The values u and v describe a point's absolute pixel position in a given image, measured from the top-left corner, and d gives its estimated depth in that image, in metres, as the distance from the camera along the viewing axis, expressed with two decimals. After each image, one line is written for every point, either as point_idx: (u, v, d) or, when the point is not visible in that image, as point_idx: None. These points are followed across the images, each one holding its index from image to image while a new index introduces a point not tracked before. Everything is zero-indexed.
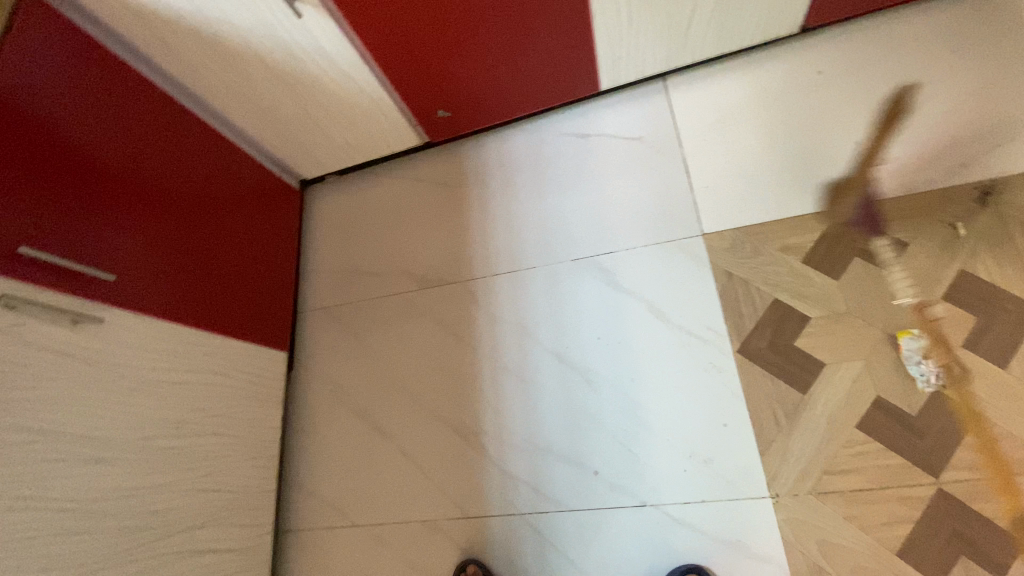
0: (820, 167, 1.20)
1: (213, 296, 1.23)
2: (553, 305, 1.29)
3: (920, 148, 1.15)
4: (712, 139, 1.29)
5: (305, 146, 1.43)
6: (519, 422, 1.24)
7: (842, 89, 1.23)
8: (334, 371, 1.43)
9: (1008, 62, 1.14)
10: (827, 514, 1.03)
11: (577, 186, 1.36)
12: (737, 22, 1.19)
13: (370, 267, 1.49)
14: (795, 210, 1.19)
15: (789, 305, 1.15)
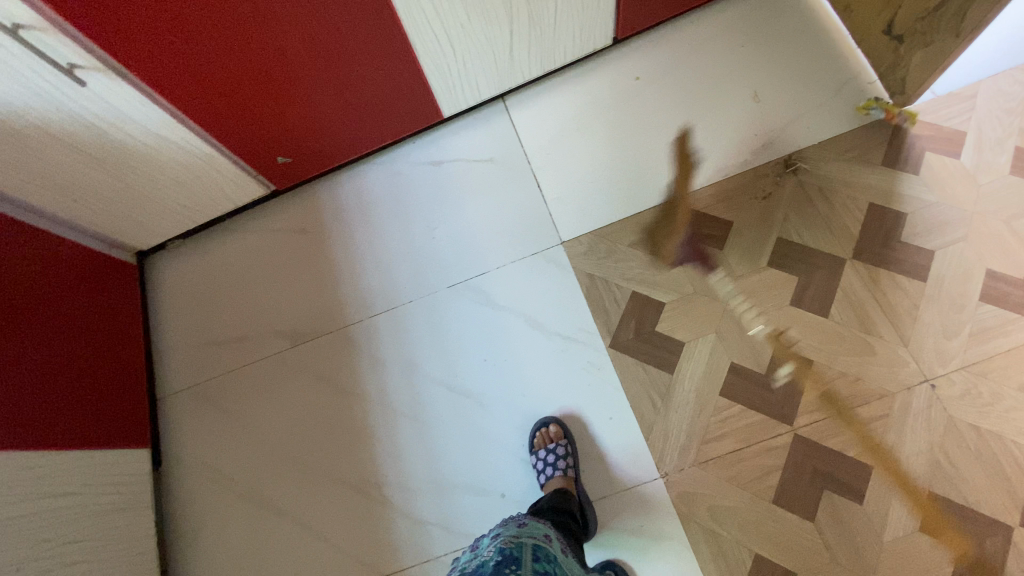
0: (650, 161, 1.37)
1: (49, 405, 1.12)
2: (436, 337, 1.33)
3: (725, 135, 1.35)
4: (556, 153, 1.41)
5: (154, 223, 1.36)
6: (421, 464, 1.25)
7: (656, 90, 1.41)
8: (206, 456, 1.34)
9: (773, 57, 1.39)
10: (708, 479, 1.16)
11: (440, 216, 1.41)
12: (554, 42, 1.31)
13: (235, 337, 1.41)
14: (637, 203, 1.35)
15: (645, 295, 1.28)
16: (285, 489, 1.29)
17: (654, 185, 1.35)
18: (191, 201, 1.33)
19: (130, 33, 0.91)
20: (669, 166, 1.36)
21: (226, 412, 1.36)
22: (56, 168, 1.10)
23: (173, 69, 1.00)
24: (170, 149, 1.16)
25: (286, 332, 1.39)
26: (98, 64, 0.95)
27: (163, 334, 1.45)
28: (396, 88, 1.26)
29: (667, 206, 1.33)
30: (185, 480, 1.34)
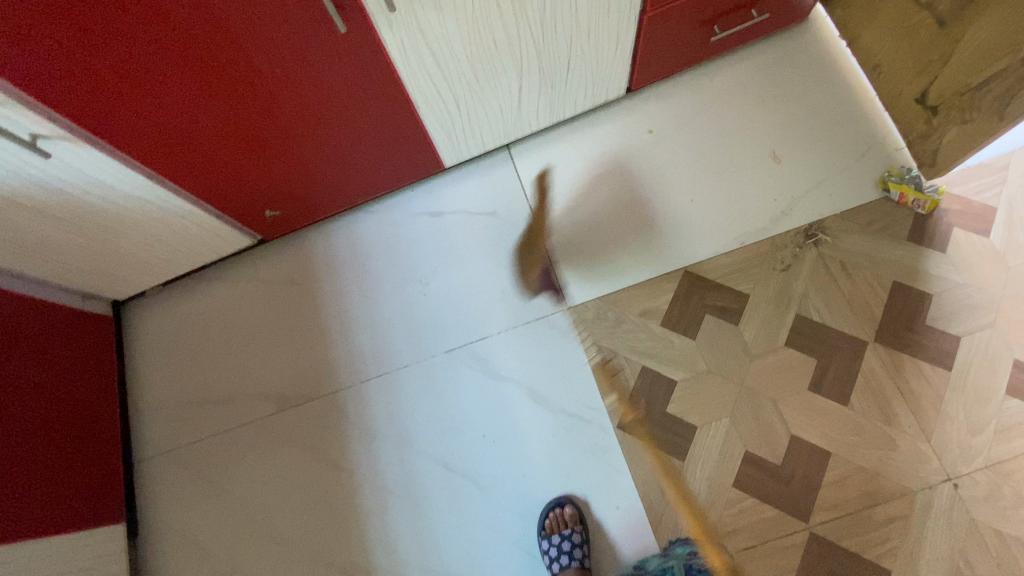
0: (869, 163, 1.03)
1: (51, 483, 0.89)
2: (485, 421, 0.99)
3: (966, 219, 0.97)
4: (738, 124, 1.10)
5: (134, 276, 1.07)
6: (416, 542, 0.96)
7: (803, 78, 1.10)
8: (184, 530, 1.02)
9: None
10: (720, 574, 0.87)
11: (507, 294, 1.07)
12: (671, 51, 1.04)
13: (221, 394, 1.10)
14: (834, 204, 1.01)
15: (897, 293, 0.95)
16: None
17: (827, 158, 1.04)
18: (179, 256, 1.06)
19: (140, 110, 0.72)
20: (839, 134, 1.06)
21: (215, 473, 1.05)
22: (20, 238, 0.85)
23: (170, 130, 0.77)
24: (148, 211, 0.90)
25: (270, 393, 1.08)
26: (64, 131, 0.71)
27: (143, 392, 1.12)
28: (402, 134, 0.97)
29: (842, 170, 1.03)
30: (155, 566, 1.01)
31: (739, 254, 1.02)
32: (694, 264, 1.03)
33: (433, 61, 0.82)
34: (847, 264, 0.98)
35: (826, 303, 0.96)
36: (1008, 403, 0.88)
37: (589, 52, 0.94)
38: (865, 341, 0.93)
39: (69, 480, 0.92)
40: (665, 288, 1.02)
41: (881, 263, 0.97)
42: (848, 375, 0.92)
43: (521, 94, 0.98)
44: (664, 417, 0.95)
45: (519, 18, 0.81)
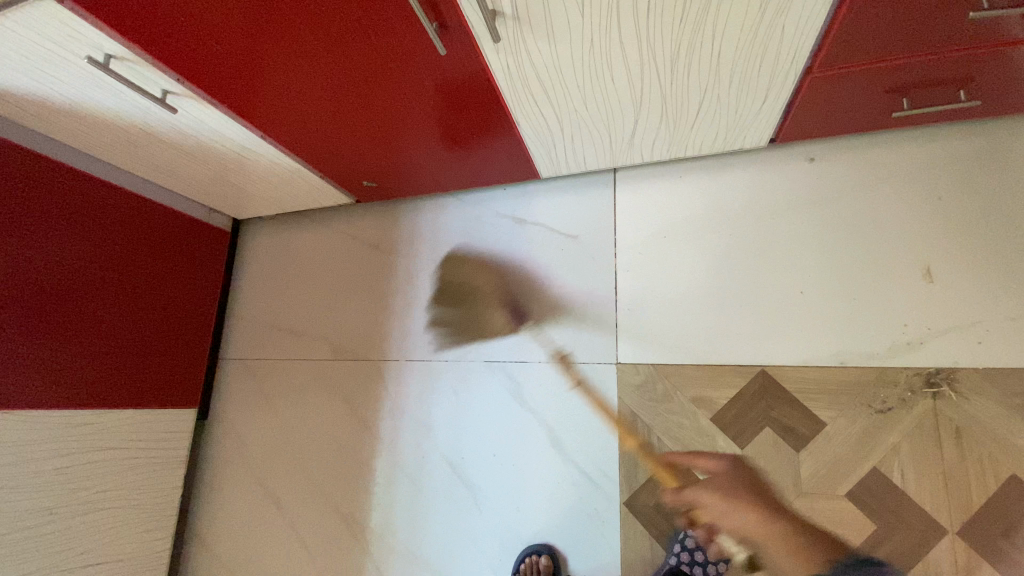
0: None
1: (152, 363, 1.09)
2: (500, 442, 1.00)
3: None
4: (897, 219, 0.89)
5: (248, 205, 1.19)
6: (407, 523, 1.03)
7: (1005, 185, 0.86)
8: (237, 429, 1.20)
9: None
10: None
11: (561, 326, 1.03)
12: (838, 115, 0.85)
13: (293, 327, 1.22)
14: (980, 357, 0.81)
15: (1011, 490, 0.77)
16: (277, 501, 1.12)
17: (998, 298, 0.82)
18: (284, 198, 1.16)
19: (254, 85, 0.77)
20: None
21: (270, 393, 1.20)
22: (160, 160, 0.98)
23: (280, 103, 0.81)
24: (260, 161, 0.98)
25: (330, 342, 1.19)
26: (187, 91, 0.77)
27: (236, 304, 1.28)
28: (500, 142, 0.93)
29: (1011, 316, 0.81)
30: (210, 449, 1.20)
31: (833, 375, 0.86)
32: (775, 366, 0.89)
33: (540, 84, 0.76)
34: (964, 434, 0.80)
35: (916, 468, 0.80)
36: None
37: (727, 101, 0.80)
38: (945, 530, 0.78)
39: (167, 363, 1.12)
40: (729, 380, 0.91)
41: (1009, 447, 0.78)
42: (906, 559, 0.78)
43: (635, 128, 0.88)
44: (675, 513, 0.89)
45: (645, 60, 0.71)
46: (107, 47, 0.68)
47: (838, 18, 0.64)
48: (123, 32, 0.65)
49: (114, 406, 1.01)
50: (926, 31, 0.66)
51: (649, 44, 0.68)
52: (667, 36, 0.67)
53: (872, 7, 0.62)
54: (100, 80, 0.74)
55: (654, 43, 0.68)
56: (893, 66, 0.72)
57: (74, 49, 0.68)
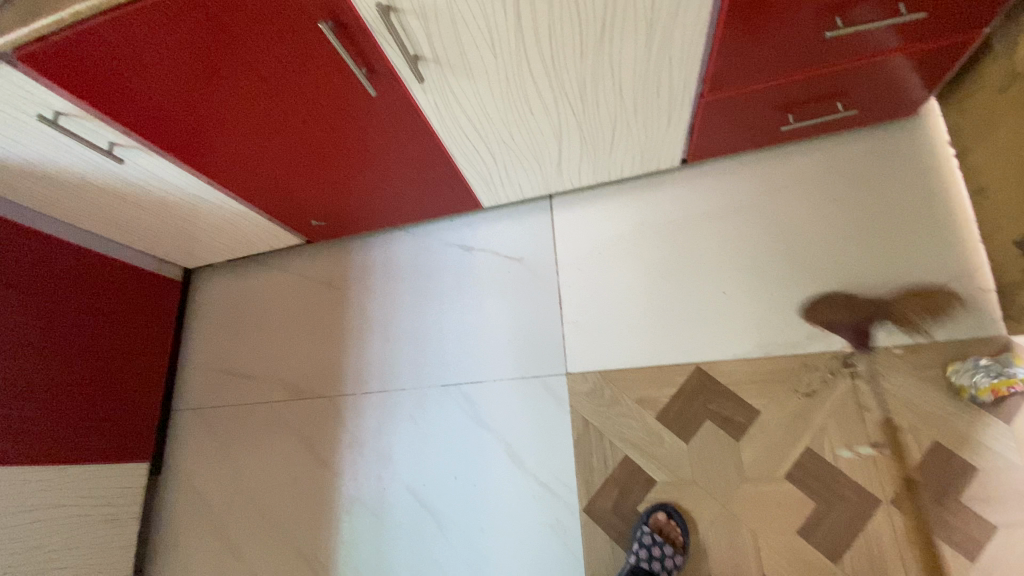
0: (944, 299, 0.89)
1: (102, 416, 1.07)
2: (461, 464, 1.02)
3: None
4: (803, 220, 0.99)
5: (201, 254, 1.21)
6: (372, 557, 1.01)
7: (890, 183, 0.97)
8: (193, 481, 1.17)
9: None
10: None
11: (513, 344, 1.08)
12: (738, 132, 0.96)
13: (248, 370, 1.22)
14: (887, 336, 0.89)
15: (931, 456, 0.83)
16: (237, 551, 1.09)
17: (896, 281, 0.92)
18: (236, 243, 1.18)
19: (199, 133, 0.81)
20: (916, 254, 0.92)
21: (226, 439, 1.18)
22: (108, 212, 1.00)
23: (226, 149, 0.86)
24: (209, 207, 1.02)
25: (287, 381, 1.18)
26: (134, 143, 0.82)
27: (190, 353, 1.27)
28: (440, 175, 0.99)
29: (908, 296, 0.90)
30: (163, 505, 1.16)
31: (762, 366, 0.93)
32: (710, 363, 0.96)
33: (467, 117, 0.83)
34: (883, 407, 0.86)
35: (844, 444, 0.86)
36: None
37: (637, 126, 0.90)
38: (879, 499, 0.83)
39: (118, 416, 1.10)
40: (672, 380, 0.97)
41: (923, 416, 0.85)
42: (846, 531, 0.82)
43: (561, 155, 0.96)
44: (633, 514, 0.91)
45: (557, 92, 0.80)
46: (55, 104, 0.72)
47: (714, 49, 0.75)
48: (71, 89, 0.70)
49: (55, 465, 0.97)
50: (790, 56, 0.77)
51: (558, 78, 0.77)
52: (571, 70, 0.76)
53: (741, 36, 0.73)
54: (48, 137, 0.78)
55: (562, 77, 0.77)
56: (771, 86, 0.84)
57: (22, 108, 0.72)
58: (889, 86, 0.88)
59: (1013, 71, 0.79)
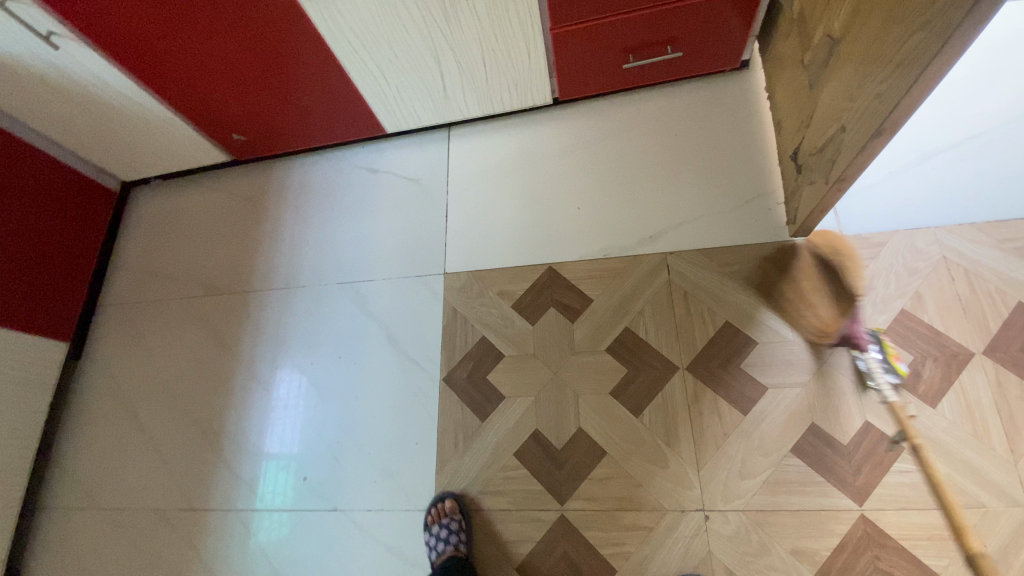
0: (749, 213, 1.07)
1: (30, 294, 1.19)
2: (345, 345, 1.16)
3: (816, 284, 0.99)
4: (647, 150, 1.17)
5: (137, 165, 1.36)
6: (260, 422, 1.14)
7: (719, 121, 1.15)
8: (109, 364, 1.28)
9: (919, 225, 0.99)
10: (477, 522, 0.97)
11: (403, 248, 1.22)
12: (592, 71, 1.14)
13: (169, 271, 1.34)
14: (701, 241, 1.07)
15: (724, 334, 1.00)
16: (139, 421, 1.20)
17: (713, 198, 1.10)
18: (168, 156, 1.33)
19: (123, 29, 0.96)
20: (732, 177, 1.10)
21: (142, 327, 1.29)
22: (47, 106, 1.14)
23: (148, 48, 1.01)
24: (138, 110, 1.16)
25: (201, 279, 1.31)
26: (71, 35, 0.97)
27: (119, 256, 1.40)
28: (341, 94, 1.15)
29: (722, 211, 1.08)
30: (80, 384, 1.27)
31: (600, 264, 1.11)
32: (560, 263, 1.13)
33: (351, 30, 0.99)
34: (689, 295, 1.04)
35: (655, 324, 1.04)
36: (790, 459, 0.89)
37: (503, 56, 1.07)
38: (676, 366, 0.99)
39: (45, 296, 1.22)
40: (528, 277, 1.14)
41: (722, 302, 1.02)
42: (648, 391, 0.99)
43: (444, 81, 1.13)
44: (482, 382, 1.06)
45: (423, 12, 0.96)
46: None
47: None
48: None
49: None
50: None
51: None
52: None
53: None
54: None
55: None
56: (605, 26, 1.01)
57: None
58: (707, 35, 1.06)
59: (789, 19, 0.97)
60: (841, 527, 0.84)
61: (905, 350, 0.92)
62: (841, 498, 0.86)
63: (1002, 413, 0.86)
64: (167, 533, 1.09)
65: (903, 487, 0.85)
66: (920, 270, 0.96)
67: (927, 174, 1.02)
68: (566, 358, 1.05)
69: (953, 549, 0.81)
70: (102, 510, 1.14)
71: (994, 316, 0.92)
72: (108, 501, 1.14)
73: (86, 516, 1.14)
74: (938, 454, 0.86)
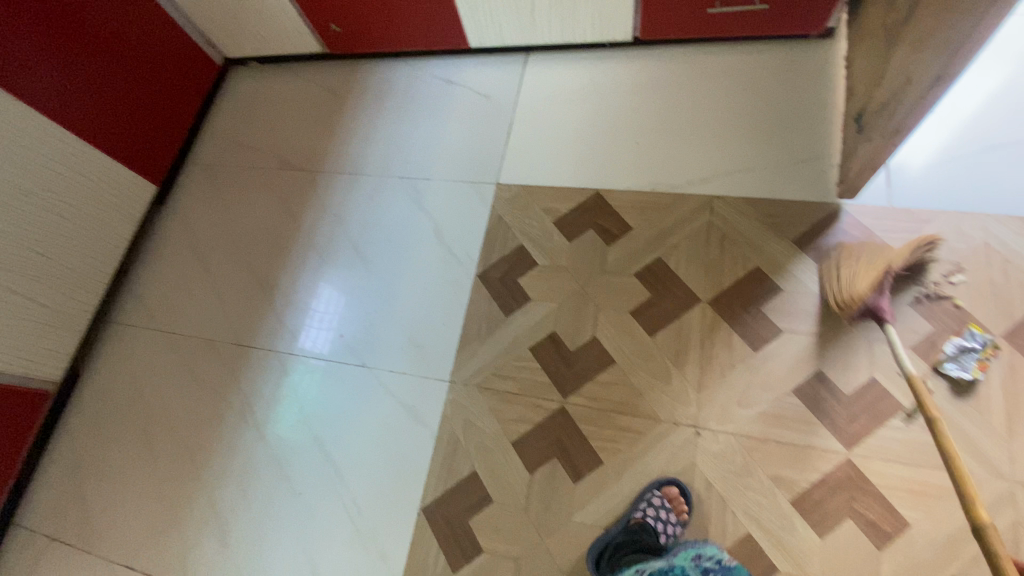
0: (801, 172, 1.09)
1: (130, 133, 1.34)
2: (395, 229, 1.26)
3: (857, 247, 1.01)
4: (714, 99, 1.20)
5: (242, 41, 1.49)
6: (306, 283, 1.25)
7: (790, 83, 1.17)
8: (187, 214, 1.42)
9: (969, 211, 1.00)
10: (484, 399, 1.05)
11: (463, 154, 1.30)
12: (675, 14, 1.17)
13: (252, 142, 1.47)
14: (747, 191, 1.10)
15: (752, 278, 1.03)
16: (206, 263, 1.34)
17: (769, 153, 1.12)
18: (270, 37, 1.45)
19: None
20: (791, 137, 1.12)
21: (220, 187, 1.43)
22: None
23: None
24: None
25: (279, 154, 1.43)
26: None
27: (211, 124, 1.54)
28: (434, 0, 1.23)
29: (775, 166, 1.11)
30: (161, 226, 1.43)
31: (646, 197, 1.15)
32: (608, 191, 1.18)
33: None
34: (725, 238, 1.07)
35: (687, 259, 1.08)
36: (789, 397, 0.93)
37: None
38: (698, 298, 1.04)
39: (142, 139, 1.37)
40: (574, 198, 1.20)
41: (756, 249, 1.05)
42: (666, 316, 1.04)
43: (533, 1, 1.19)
44: (513, 283, 1.14)
45: None
46: None
47: None
48: None
49: (93, 148, 1.25)
50: None
51: None
52: None
53: None
54: None
55: None
56: None
57: None
58: None
59: None
60: (825, 464, 0.88)
61: (931, 322, 0.94)
62: (830, 440, 0.89)
63: (1007, 393, 0.89)
64: (214, 359, 1.22)
65: (894, 441, 0.88)
66: (960, 251, 0.97)
67: (982, 164, 1.03)
68: (596, 274, 1.11)
69: (929, 504, 0.84)
70: (163, 331, 1.29)
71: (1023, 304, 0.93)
72: (169, 325, 1.29)
73: (148, 333, 1.30)
74: (935, 419, 0.88)
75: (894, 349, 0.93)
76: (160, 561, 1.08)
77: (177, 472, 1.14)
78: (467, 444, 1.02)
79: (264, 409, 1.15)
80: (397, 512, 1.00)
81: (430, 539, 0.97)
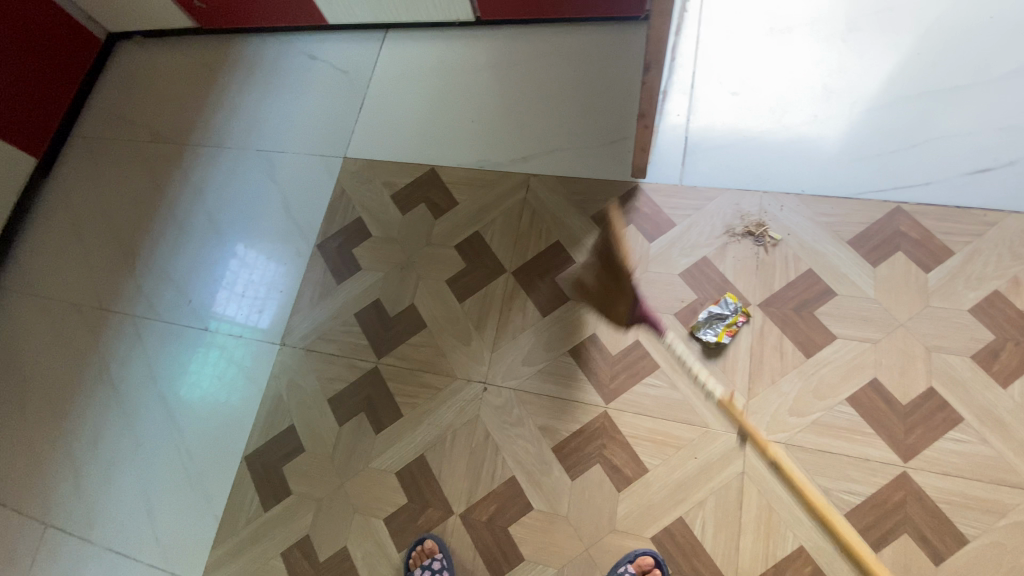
0: (608, 151, 1.16)
1: (10, 109, 1.40)
2: (249, 200, 1.33)
3: (646, 222, 1.09)
4: (544, 78, 1.26)
5: (119, 16, 1.53)
6: (167, 251, 1.33)
7: (613, 65, 1.22)
8: (65, 185, 1.49)
9: (748, 188, 1.07)
10: (309, 359, 1.15)
11: (318, 129, 1.36)
12: None
13: (130, 116, 1.52)
14: (560, 168, 1.17)
15: (552, 250, 1.12)
16: (80, 232, 1.42)
17: (585, 133, 1.19)
18: (144, 12, 1.49)
19: None
20: (605, 118, 1.19)
21: (98, 160, 1.50)
22: None
23: None
24: None
25: (153, 128, 1.49)
26: None
27: (94, 98, 1.58)
28: None
29: (587, 145, 1.18)
30: (40, 196, 1.49)
31: (473, 174, 1.23)
32: (441, 166, 1.25)
33: None
34: (535, 213, 1.15)
35: (500, 232, 1.16)
36: (564, 357, 1.03)
37: None
38: (504, 268, 1.13)
39: (22, 114, 1.43)
40: (411, 173, 1.27)
41: (559, 224, 1.13)
42: (474, 285, 1.13)
43: None
44: (347, 253, 1.22)
45: None
46: None
47: None
48: None
49: None
50: None
51: None
52: None
53: None
54: None
55: None
56: None
57: None
58: None
59: None
60: (585, 417, 0.99)
61: (698, 292, 1.02)
62: (593, 395, 1.00)
63: (754, 355, 0.97)
64: (80, 322, 1.31)
65: (646, 397, 0.98)
66: (735, 227, 1.05)
67: (767, 144, 1.09)
68: (421, 245, 1.19)
69: (668, 453, 0.94)
70: (36, 297, 1.37)
71: (782, 277, 1.01)
72: (42, 291, 1.37)
73: (23, 299, 1.38)
74: (684, 377, 0.97)
75: (661, 316, 1.02)
76: (20, 504, 1.18)
77: (40, 426, 1.23)
78: (290, 399, 1.13)
79: (120, 368, 1.24)
80: (225, 459, 1.11)
81: (249, 482, 1.08)
